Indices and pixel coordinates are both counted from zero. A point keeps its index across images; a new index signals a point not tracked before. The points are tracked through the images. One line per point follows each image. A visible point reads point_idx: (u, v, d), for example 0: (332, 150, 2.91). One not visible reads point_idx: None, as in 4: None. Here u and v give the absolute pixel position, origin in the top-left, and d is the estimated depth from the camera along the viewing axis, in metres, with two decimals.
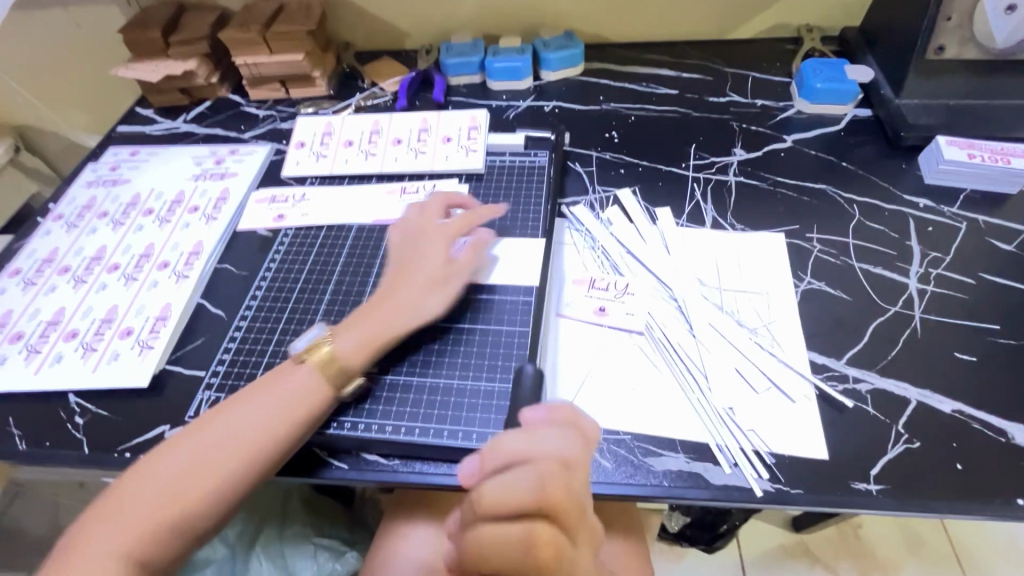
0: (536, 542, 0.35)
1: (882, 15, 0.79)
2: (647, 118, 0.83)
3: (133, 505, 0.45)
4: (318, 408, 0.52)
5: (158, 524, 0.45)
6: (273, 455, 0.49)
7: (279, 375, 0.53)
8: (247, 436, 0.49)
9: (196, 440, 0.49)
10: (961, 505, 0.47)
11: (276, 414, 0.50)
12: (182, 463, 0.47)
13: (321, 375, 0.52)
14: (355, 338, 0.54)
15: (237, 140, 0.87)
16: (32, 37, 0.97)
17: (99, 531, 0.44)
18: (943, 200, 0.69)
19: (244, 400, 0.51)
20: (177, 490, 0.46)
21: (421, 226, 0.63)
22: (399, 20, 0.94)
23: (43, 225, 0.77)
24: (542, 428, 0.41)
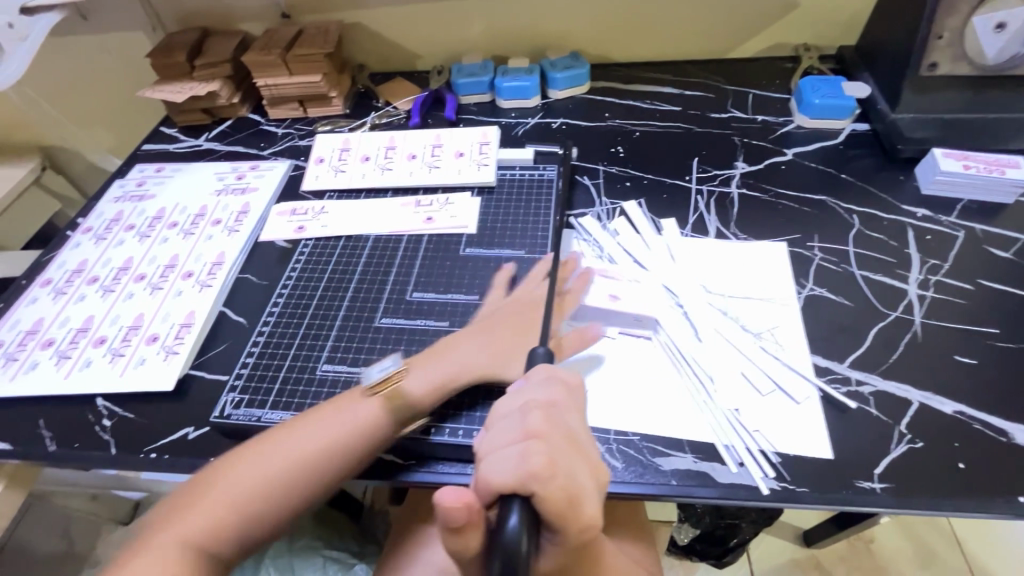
0: (529, 457, 0.35)
1: (877, 34, 0.83)
2: (651, 134, 0.86)
3: (202, 505, 0.48)
4: (377, 431, 0.53)
5: (221, 528, 0.47)
6: (335, 470, 0.51)
7: (348, 399, 0.54)
8: (312, 450, 0.51)
9: (261, 450, 0.50)
10: (963, 502, 0.48)
11: (340, 432, 0.52)
12: (247, 472, 0.49)
13: (385, 404, 0.54)
14: (426, 375, 0.56)
15: (257, 157, 0.91)
16: (66, 62, 1.03)
17: (172, 525, 0.47)
18: (940, 209, 0.71)
19: (308, 417, 0.53)
20: (243, 499, 0.48)
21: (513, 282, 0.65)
22: (412, 42, 0.99)
23: (72, 238, 0.80)
24: (541, 378, 0.44)
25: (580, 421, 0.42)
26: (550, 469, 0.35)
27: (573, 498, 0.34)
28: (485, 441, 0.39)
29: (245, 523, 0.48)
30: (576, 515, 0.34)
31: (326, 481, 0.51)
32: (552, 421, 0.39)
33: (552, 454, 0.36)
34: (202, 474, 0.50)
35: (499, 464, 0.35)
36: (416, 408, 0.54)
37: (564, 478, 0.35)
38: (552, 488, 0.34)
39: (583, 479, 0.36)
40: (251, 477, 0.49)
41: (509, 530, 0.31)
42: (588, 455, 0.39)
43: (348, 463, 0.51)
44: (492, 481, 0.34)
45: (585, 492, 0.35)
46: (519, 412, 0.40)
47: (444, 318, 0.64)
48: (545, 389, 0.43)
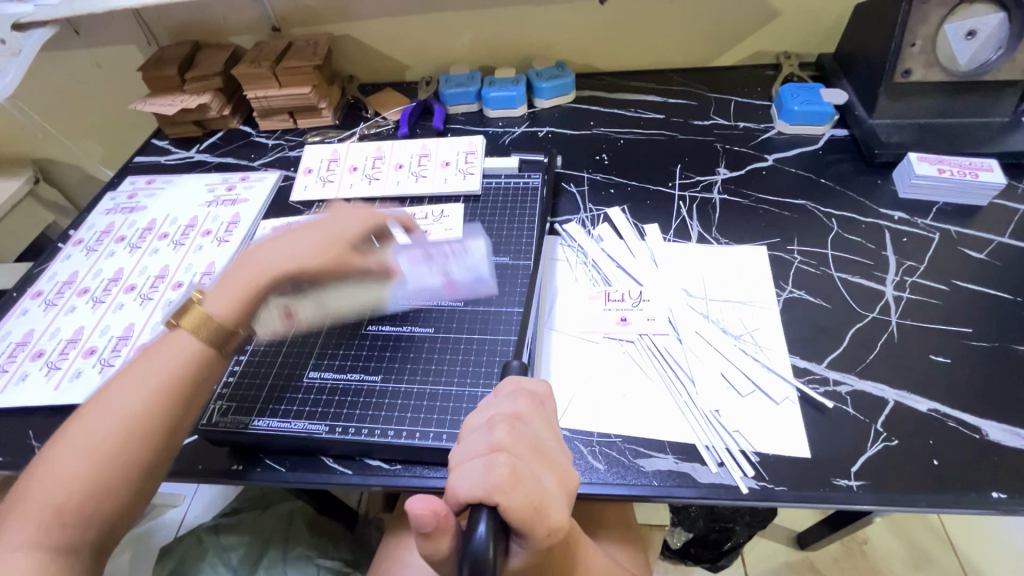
0: (494, 466, 0.36)
1: (854, 42, 0.85)
2: (635, 141, 0.88)
3: (36, 495, 0.44)
4: (204, 353, 0.52)
5: (65, 510, 0.44)
6: (170, 405, 0.49)
7: (165, 338, 0.53)
8: (141, 397, 0.48)
9: (83, 421, 0.47)
10: (937, 498, 0.49)
11: (169, 367, 0.50)
12: (71, 447, 0.46)
13: (204, 329, 0.53)
14: (227, 292, 0.55)
15: (248, 168, 0.92)
16: (57, 76, 1.03)
17: (2, 531, 0.43)
18: (917, 213, 0.72)
19: (129, 368, 0.51)
20: (78, 466, 0.45)
21: (340, 208, 0.65)
22: (401, 54, 1.01)
23: (63, 251, 0.81)
24: (507, 394, 0.45)
25: (547, 428, 0.42)
26: (514, 479, 0.35)
27: (537, 505, 0.35)
28: (456, 454, 0.39)
29: (94, 489, 0.45)
30: (542, 520, 0.35)
31: (172, 419, 0.49)
32: (517, 432, 0.39)
33: (516, 464, 0.37)
34: (30, 464, 0.47)
35: (466, 476, 0.36)
36: (230, 325, 0.54)
37: (529, 486, 0.36)
38: (517, 498, 0.34)
39: (547, 485, 0.37)
40: (80, 447, 0.46)
41: (476, 537, 0.32)
42: (554, 461, 0.40)
43: (186, 394, 0.50)
44: (459, 492, 0.35)
45: (549, 498, 0.36)
46: (485, 426, 0.40)
47: (429, 324, 0.64)
48: (510, 401, 0.44)
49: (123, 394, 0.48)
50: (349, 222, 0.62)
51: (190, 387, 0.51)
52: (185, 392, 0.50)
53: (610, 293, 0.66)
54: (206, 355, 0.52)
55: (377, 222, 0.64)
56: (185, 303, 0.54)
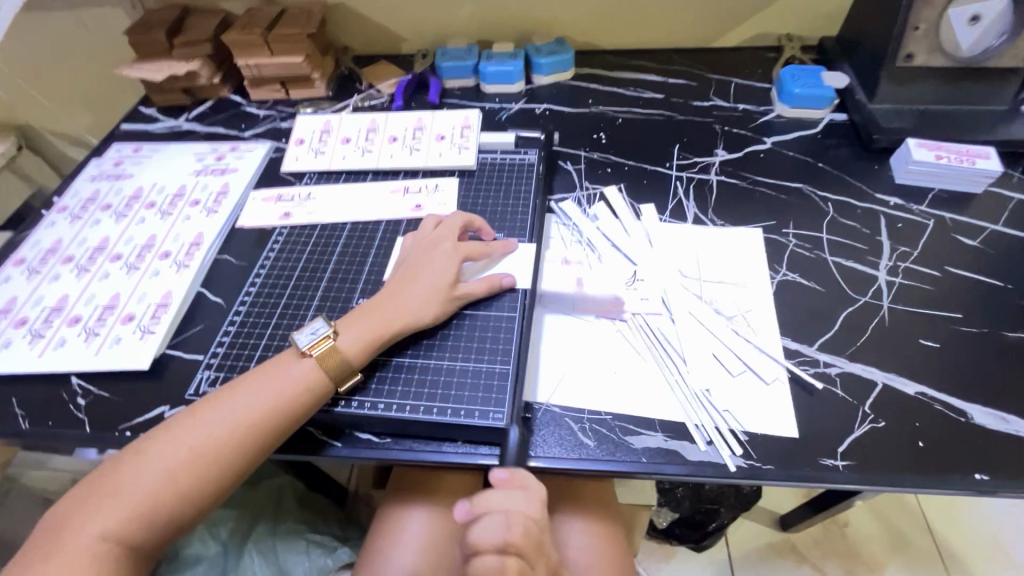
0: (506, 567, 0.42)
1: (857, 25, 0.83)
2: (633, 120, 0.87)
3: (126, 490, 0.48)
4: (313, 398, 0.54)
5: (149, 511, 0.48)
6: (269, 438, 0.52)
7: (279, 365, 0.55)
8: (244, 423, 0.51)
9: (184, 429, 0.50)
10: (920, 479, 0.49)
11: (277, 402, 0.52)
12: (161, 459, 0.49)
13: (321, 369, 0.54)
14: (359, 334, 0.56)
15: (237, 138, 0.90)
16: (40, 38, 1.00)
17: (93, 512, 0.47)
18: (912, 199, 0.72)
19: (241, 389, 0.53)
20: (171, 472, 0.49)
21: (433, 242, 0.64)
22: (396, 25, 0.98)
23: (47, 217, 0.79)
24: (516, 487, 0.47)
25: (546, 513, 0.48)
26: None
27: None
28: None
29: (176, 499, 0.49)
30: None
31: (263, 448, 0.52)
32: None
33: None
34: (121, 459, 0.50)
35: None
36: (353, 367, 0.56)
37: None
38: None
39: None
40: (176, 454, 0.49)
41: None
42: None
43: (287, 429, 0.53)
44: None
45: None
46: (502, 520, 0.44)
47: None
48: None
49: (227, 417, 0.51)
50: (448, 258, 0.62)
51: (281, 427, 0.52)
52: (290, 425, 0.53)
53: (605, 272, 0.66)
54: (319, 399, 0.54)
55: (474, 251, 0.63)
56: (320, 333, 0.56)
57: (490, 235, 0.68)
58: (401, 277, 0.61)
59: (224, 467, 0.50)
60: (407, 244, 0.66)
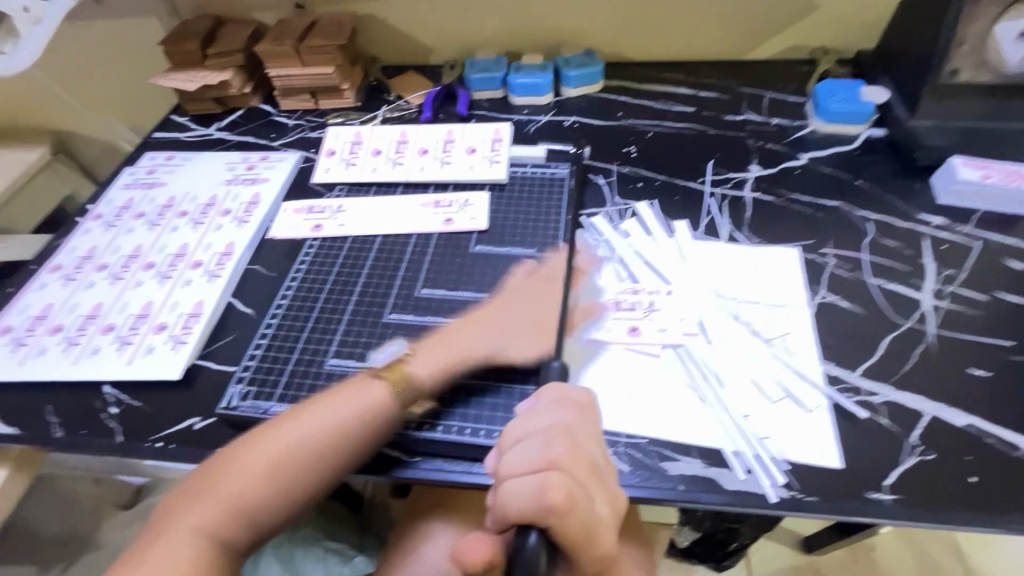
0: (550, 489, 0.35)
1: (897, 39, 0.81)
2: (665, 134, 0.86)
3: (221, 491, 0.49)
4: (387, 408, 0.54)
5: (236, 513, 0.49)
6: (356, 446, 0.52)
7: (356, 386, 0.55)
8: (327, 432, 0.52)
9: (270, 435, 0.51)
10: (974, 517, 0.47)
11: (361, 418, 0.53)
12: (240, 469, 0.50)
13: (391, 389, 0.55)
14: (344, 305, 0.58)
15: (268, 147, 0.90)
16: (82, 46, 1.02)
17: (187, 510, 0.48)
18: (957, 219, 0.70)
19: (320, 400, 0.54)
20: (255, 478, 0.49)
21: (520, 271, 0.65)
22: (425, 36, 0.98)
23: (82, 225, 0.80)
24: (548, 401, 0.43)
25: (597, 441, 0.42)
26: (570, 504, 0.35)
27: (588, 533, 0.36)
28: (503, 464, 0.39)
29: (264, 503, 0.50)
30: (591, 547, 0.36)
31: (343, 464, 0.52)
32: (574, 449, 0.39)
33: (572, 488, 0.36)
34: (211, 463, 0.51)
35: (519, 493, 0.36)
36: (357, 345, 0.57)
37: (582, 511, 0.36)
38: (572, 525, 0.35)
39: (597, 508, 0.37)
40: (260, 461, 0.50)
41: (528, 547, 0.33)
42: (606, 482, 0.39)
43: (368, 443, 0.53)
44: (512, 505, 0.35)
45: (599, 524, 0.37)
46: (539, 438, 0.39)
47: (454, 315, 0.63)
48: (557, 409, 0.42)
49: (312, 429, 0.51)
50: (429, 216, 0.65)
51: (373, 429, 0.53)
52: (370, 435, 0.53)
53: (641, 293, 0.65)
54: (396, 407, 0.54)
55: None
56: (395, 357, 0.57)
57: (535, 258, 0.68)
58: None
59: (310, 474, 0.51)
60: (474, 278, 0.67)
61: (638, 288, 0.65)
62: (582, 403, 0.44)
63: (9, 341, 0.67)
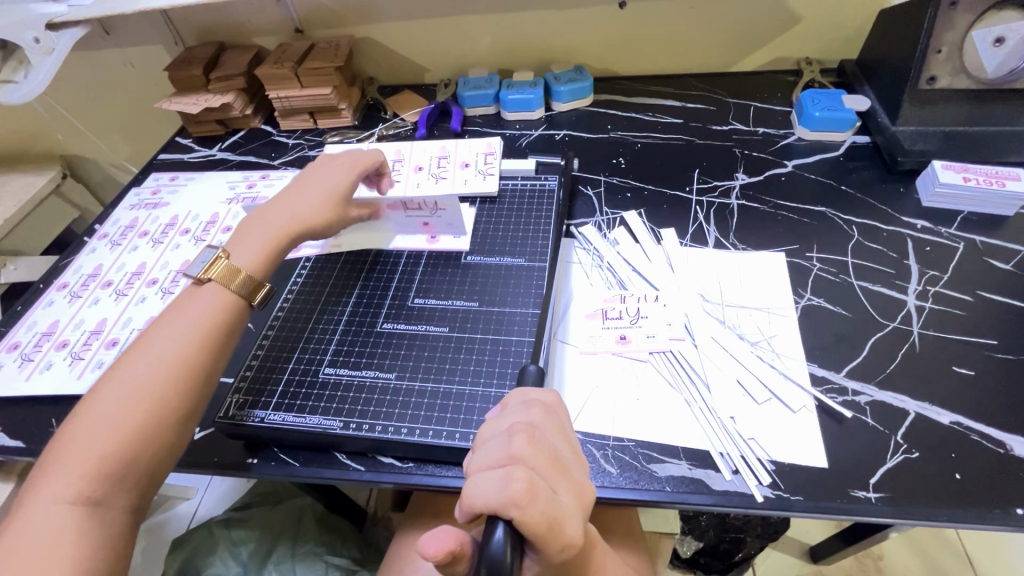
0: (513, 479, 0.36)
1: (878, 48, 0.83)
2: (653, 145, 0.88)
3: (71, 454, 0.46)
4: (229, 315, 0.56)
5: (104, 464, 0.46)
6: (201, 362, 0.53)
7: (186, 301, 0.56)
8: (174, 353, 0.52)
9: (124, 372, 0.50)
10: (959, 513, 0.47)
11: (197, 330, 0.54)
12: (97, 414, 0.48)
13: (227, 287, 0.57)
14: (250, 249, 0.60)
15: (268, 166, 0.93)
16: (88, 74, 1.06)
17: (44, 481, 0.45)
18: (941, 221, 0.71)
19: (150, 336, 0.53)
20: (117, 417, 0.48)
21: (318, 177, 0.67)
22: (419, 56, 1.01)
23: (89, 244, 0.83)
24: (517, 405, 0.44)
25: (562, 440, 0.42)
26: (532, 495, 0.35)
27: (554, 523, 0.35)
28: (473, 461, 0.39)
29: (128, 444, 0.47)
30: (557, 535, 0.35)
31: (203, 378, 0.53)
32: (536, 443, 0.39)
33: (534, 480, 0.36)
34: (63, 427, 0.48)
35: (484, 487, 0.36)
36: (257, 279, 0.59)
37: (546, 503, 0.36)
38: (533, 514, 0.34)
39: (563, 500, 0.37)
40: (119, 398, 0.49)
41: (494, 543, 0.33)
42: (570, 475, 0.39)
43: (214, 352, 0.54)
44: (477, 498, 0.35)
45: (565, 514, 0.36)
46: (504, 435, 0.40)
47: (444, 324, 0.65)
48: (524, 411, 0.44)
49: (154, 353, 0.51)
50: (332, 174, 0.67)
51: (215, 347, 0.54)
52: (213, 350, 0.54)
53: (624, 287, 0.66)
54: (231, 314, 0.57)
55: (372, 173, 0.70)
56: (210, 260, 0.58)
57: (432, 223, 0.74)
58: (284, 194, 0.66)
59: (170, 407, 0.50)
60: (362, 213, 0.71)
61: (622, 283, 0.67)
62: (549, 406, 0.45)
63: (17, 357, 0.69)
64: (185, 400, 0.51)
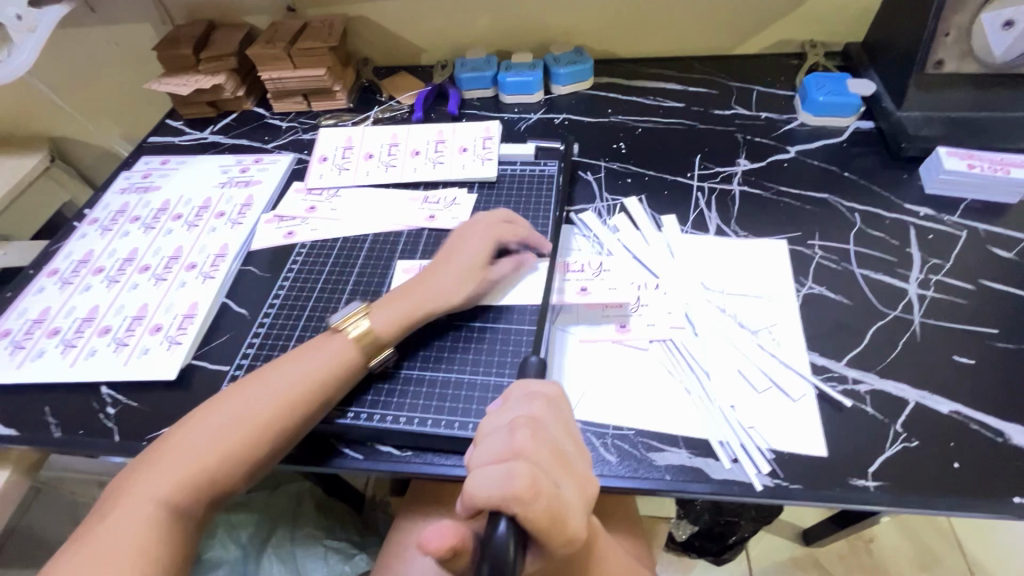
0: (516, 474, 0.36)
1: (884, 31, 0.82)
2: (654, 130, 0.86)
3: (171, 460, 0.48)
4: (350, 369, 0.56)
5: (200, 478, 0.48)
6: (310, 407, 0.53)
7: (313, 345, 0.57)
8: (285, 390, 0.53)
9: (240, 395, 0.52)
10: (957, 501, 0.48)
11: (311, 376, 0.54)
12: (204, 430, 0.50)
13: (353, 342, 0.57)
14: (388, 314, 0.59)
15: (261, 150, 0.91)
16: (74, 52, 1.03)
17: (140, 482, 0.47)
18: (944, 209, 0.70)
19: (279, 365, 0.55)
20: (218, 437, 0.50)
21: (467, 227, 0.65)
22: (415, 36, 0.99)
23: (79, 229, 0.81)
24: (517, 399, 0.44)
25: (564, 434, 0.42)
26: (535, 489, 0.35)
27: (556, 517, 0.35)
28: (473, 456, 0.39)
29: (223, 462, 0.49)
30: (559, 529, 0.35)
31: (302, 419, 0.53)
32: (537, 438, 0.39)
33: (537, 474, 0.36)
34: (170, 432, 0.51)
35: (486, 480, 0.35)
36: (387, 344, 0.58)
37: (549, 497, 0.36)
38: (536, 509, 0.34)
39: (565, 494, 0.37)
40: (222, 420, 0.50)
41: (498, 535, 0.33)
42: (571, 468, 0.39)
43: (323, 399, 0.54)
44: (477, 493, 0.35)
45: (568, 508, 0.36)
46: (506, 428, 0.40)
47: None
48: (525, 404, 0.43)
49: (272, 389, 0.52)
50: (485, 239, 0.63)
51: (325, 395, 0.54)
52: (325, 396, 0.54)
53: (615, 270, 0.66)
54: (353, 369, 0.56)
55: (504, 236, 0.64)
56: (351, 312, 0.59)
57: (520, 253, 0.65)
58: (434, 263, 0.63)
59: (263, 438, 0.51)
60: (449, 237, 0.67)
61: (611, 267, 0.66)
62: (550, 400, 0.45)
63: (8, 345, 0.68)
64: (278, 430, 0.51)
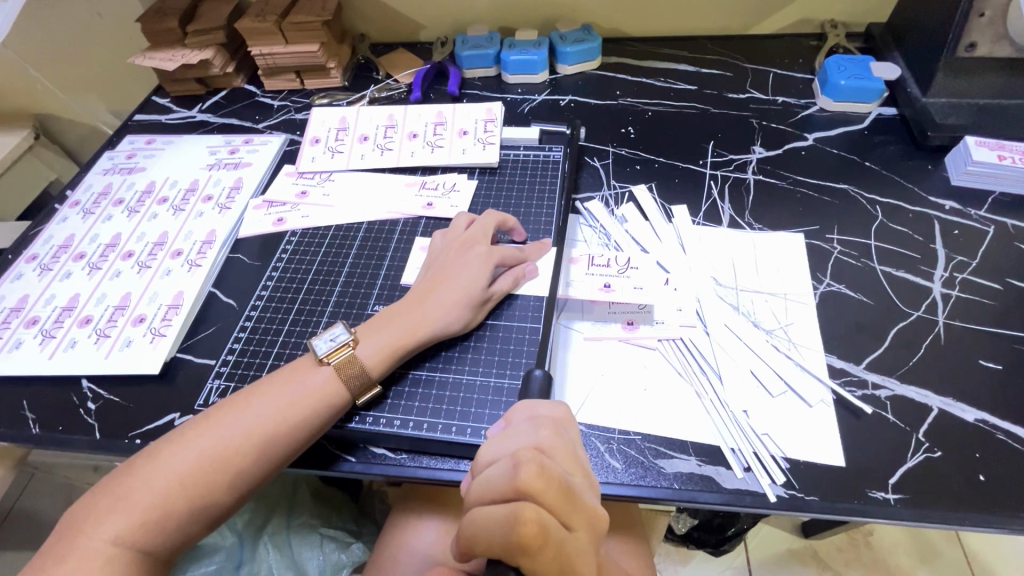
0: (522, 520, 0.34)
1: (912, 11, 0.77)
2: (665, 114, 0.82)
3: (131, 497, 0.45)
4: (331, 407, 0.51)
5: (160, 518, 0.45)
6: (284, 446, 0.49)
7: (297, 372, 0.52)
8: (258, 427, 0.49)
9: (209, 429, 0.48)
10: (982, 517, 0.45)
11: (284, 413, 0.49)
12: (169, 465, 0.47)
13: (339, 378, 0.52)
14: (378, 344, 0.53)
15: (251, 130, 0.87)
16: (55, 24, 0.98)
17: (100, 519, 0.45)
18: (971, 202, 0.67)
19: (255, 394, 0.51)
20: (182, 477, 0.46)
21: (466, 244, 0.60)
22: (414, 11, 0.94)
23: (60, 212, 0.77)
24: (523, 424, 0.41)
25: (574, 462, 0.40)
26: (541, 537, 0.34)
27: (563, 564, 0.35)
28: (474, 488, 0.38)
29: (188, 505, 0.46)
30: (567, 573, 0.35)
31: (277, 460, 0.49)
32: (547, 473, 0.37)
33: (544, 518, 0.35)
34: (135, 460, 0.48)
35: (488, 527, 0.35)
36: (373, 378, 0.53)
37: (556, 543, 0.35)
38: (542, 559, 0.34)
39: (574, 535, 0.36)
40: (192, 456, 0.47)
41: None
42: (582, 503, 0.37)
43: (298, 443, 0.50)
44: (481, 539, 0.35)
45: (576, 550, 0.36)
46: (510, 461, 0.38)
47: None
48: (531, 431, 0.40)
49: (242, 424, 0.48)
50: (480, 261, 0.58)
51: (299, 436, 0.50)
52: (301, 437, 0.50)
53: (628, 262, 0.62)
54: (337, 406, 0.51)
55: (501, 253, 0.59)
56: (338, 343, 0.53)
57: (522, 235, 0.64)
58: (425, 285, 0.57)
59: (234, 476, 0.47)
60: (437, 240, 0.63)
61: (630, 261, 0.62)
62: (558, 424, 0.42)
63: None
64: (251, 473, 0.48)
